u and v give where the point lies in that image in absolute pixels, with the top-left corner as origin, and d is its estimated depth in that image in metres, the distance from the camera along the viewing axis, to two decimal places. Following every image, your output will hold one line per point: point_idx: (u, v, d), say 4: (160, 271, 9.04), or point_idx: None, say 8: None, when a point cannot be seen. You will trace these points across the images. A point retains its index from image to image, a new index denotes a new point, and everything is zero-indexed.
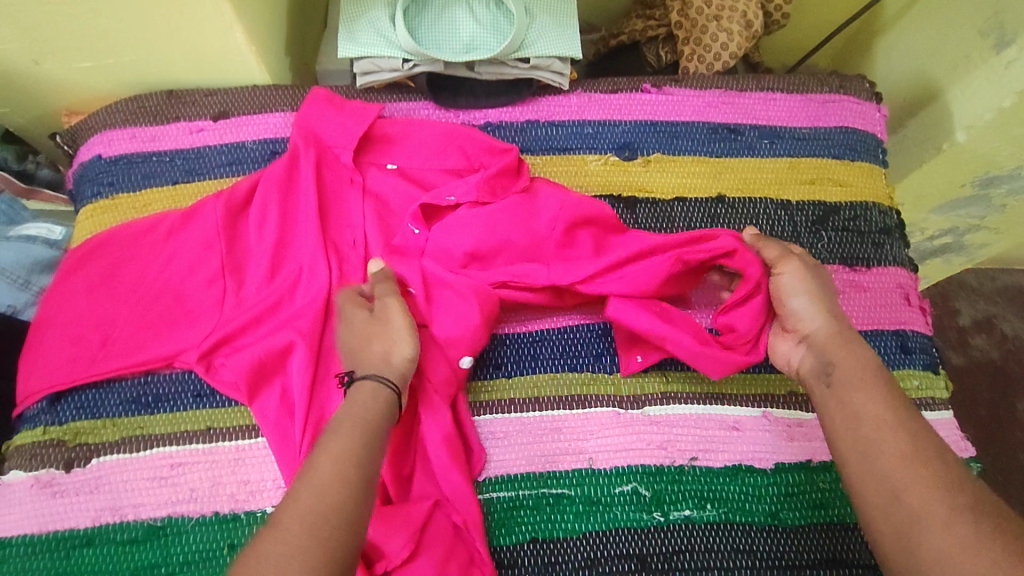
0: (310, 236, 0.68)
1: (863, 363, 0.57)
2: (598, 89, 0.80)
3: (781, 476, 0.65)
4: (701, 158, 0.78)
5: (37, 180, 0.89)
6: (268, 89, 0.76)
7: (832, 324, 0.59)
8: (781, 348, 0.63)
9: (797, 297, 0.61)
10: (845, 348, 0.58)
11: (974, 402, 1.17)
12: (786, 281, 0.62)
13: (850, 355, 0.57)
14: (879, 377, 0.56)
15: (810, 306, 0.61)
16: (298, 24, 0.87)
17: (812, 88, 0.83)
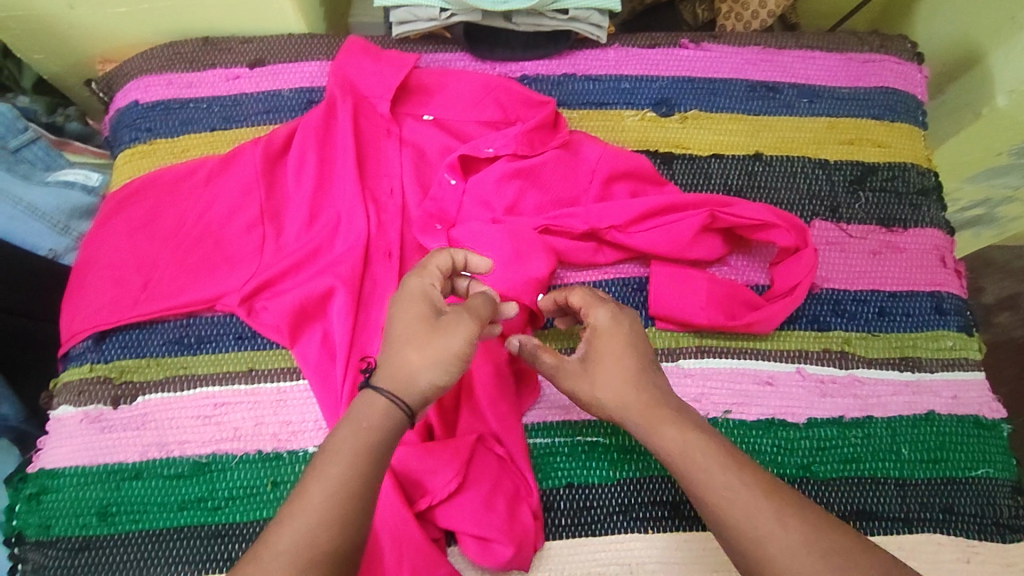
0: (348, 185, 0.69)
1: (673, 440, 0.52)
2: (636, 43, 0.79)
3: (813, 430, 0.66)
4: (738, 116, 0.77)
5: (67, 133, 0.88)
6: (303, 38, 0.76)
7: (629, 402, 0.54)
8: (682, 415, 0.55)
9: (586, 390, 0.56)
10: (652, 429, 0.52)
11: (996, 378, 1.17)
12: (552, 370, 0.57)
13: (660, 434, 0.52)
14: (693, 449, 0.51)
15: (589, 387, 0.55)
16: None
17: (852, 47, 0.81)
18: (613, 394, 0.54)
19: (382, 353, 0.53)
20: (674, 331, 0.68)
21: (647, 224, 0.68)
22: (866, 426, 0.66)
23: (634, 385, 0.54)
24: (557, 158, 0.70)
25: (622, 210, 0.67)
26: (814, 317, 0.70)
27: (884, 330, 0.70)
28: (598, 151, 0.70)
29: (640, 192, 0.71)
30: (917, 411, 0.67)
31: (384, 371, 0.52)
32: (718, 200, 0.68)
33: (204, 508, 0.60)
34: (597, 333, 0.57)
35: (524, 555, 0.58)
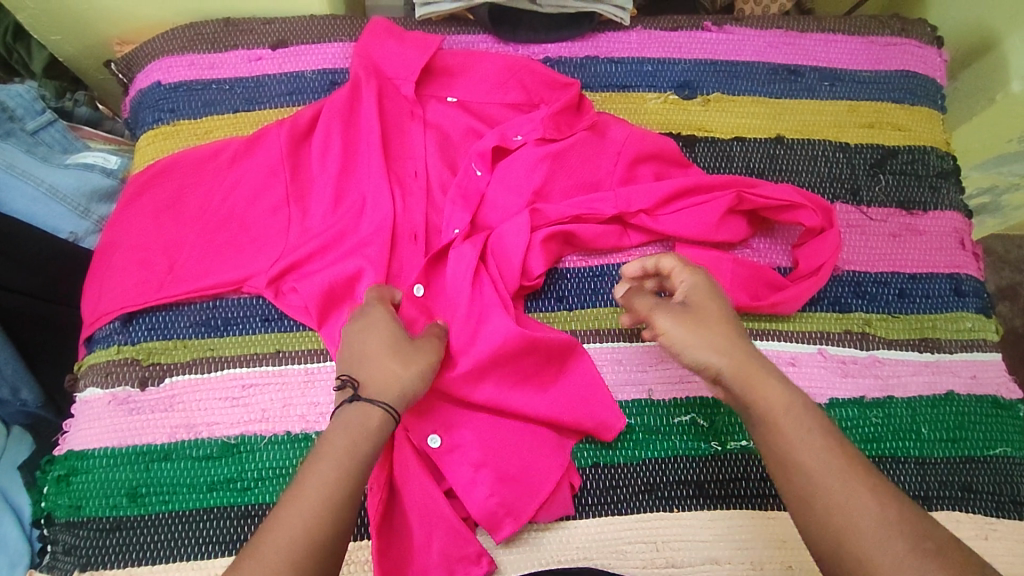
0: (374, 168, 0.70)
1: (776, 395, 0.52)
2: (658, 26, 0.79)
3: (835, 410, 0.66)
4: (760, 98, 0.77)
5: (76, 118, 0.85)
6: (326, 19, 0.76)
7: (731, 355, 0.53)
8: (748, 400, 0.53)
9: (686, 342, 0.54)
10: (755, 379, 0.52)
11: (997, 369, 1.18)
12: (667, 320, 0.55)
13: (764, 386, 0.52)
14: (796, 407, 0.51)
15: (691, 338, 0.54)
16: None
17: (873, 30, 0.81)
18: (720, 342, 0.54)
19: (361, 372, 0.54)
20: None
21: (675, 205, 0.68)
22: (886, 406, 0.67)
23: (738, 339, 0.54)
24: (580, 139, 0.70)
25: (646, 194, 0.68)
26: (835, 299, 0.70)
27: (903, 311, 0.70)
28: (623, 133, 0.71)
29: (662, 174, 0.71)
30: (937, 391, 0.67)
31: (371, 385, 0.53)
32: (740, 181, 0.69)
33: (234, 489, 0.60)
34: (692, 287, 0.58)
35: (562, 502, 0.60)
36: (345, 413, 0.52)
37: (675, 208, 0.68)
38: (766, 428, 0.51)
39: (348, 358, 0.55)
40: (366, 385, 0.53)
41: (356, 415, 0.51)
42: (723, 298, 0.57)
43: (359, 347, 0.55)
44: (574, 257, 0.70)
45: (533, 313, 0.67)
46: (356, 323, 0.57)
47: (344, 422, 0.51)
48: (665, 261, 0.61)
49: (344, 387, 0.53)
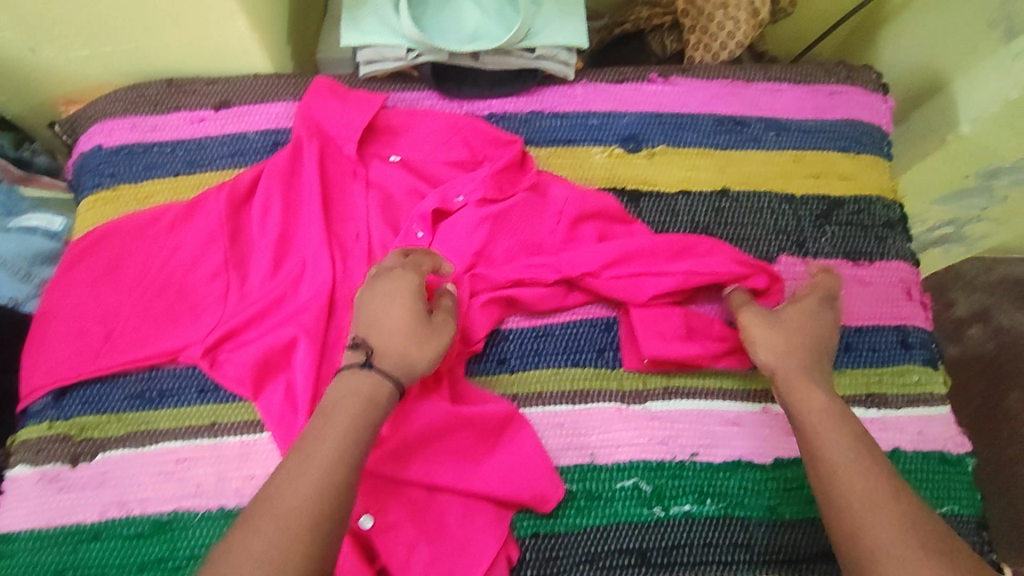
0: (314, 231, 0.69)
1: (816, 403, 0.59)
2: (604, 78, 0.79)
3: (780, 471, 0.66)
4: (706, 151, 0.77)
5: (36, 167, 0.85)
6: (269, 78, 0.76)
7: (789, 359, 0.62)
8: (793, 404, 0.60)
9: (760, 340, 0.63)
10: (798, 390, 0.60)
11: None
12: (752, 319, 0.65)
13: (807, 394, 0.59)
14: (833, 416, 0.57)
15: (770, 339, 0.63)
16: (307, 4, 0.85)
17: (819, 78, 0.81)
18: (792, 348, 0.62)
19: (378, 341, 0.56)
20: (641, 371, 0.68)
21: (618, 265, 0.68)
22: None
23: (805, 350, 0.62)
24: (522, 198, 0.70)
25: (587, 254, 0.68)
26: None
27: (850, 366, 0.70)
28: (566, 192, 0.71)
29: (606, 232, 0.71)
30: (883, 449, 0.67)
31: (385, 357, 0.55)
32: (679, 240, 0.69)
33: (164, 569, 0.59)
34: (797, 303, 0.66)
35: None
36: (355, 378, 0.54)
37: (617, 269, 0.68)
38: (805, 431, 0.58)
39: (368, 320, 0.57)
40: (380, 354, 0.55)
41: (363, 383, 0.54)
42: (820, 318, 0.65)
43: (381, 313, 0.57)
44: (517, 318, 0.69)
45: (475, 377, 0.66)
46: (384, 288, 0.59)
47: (349, 386, 0.54)
48: (808, 271, 0.69)
49: (357, 347, 0.56)
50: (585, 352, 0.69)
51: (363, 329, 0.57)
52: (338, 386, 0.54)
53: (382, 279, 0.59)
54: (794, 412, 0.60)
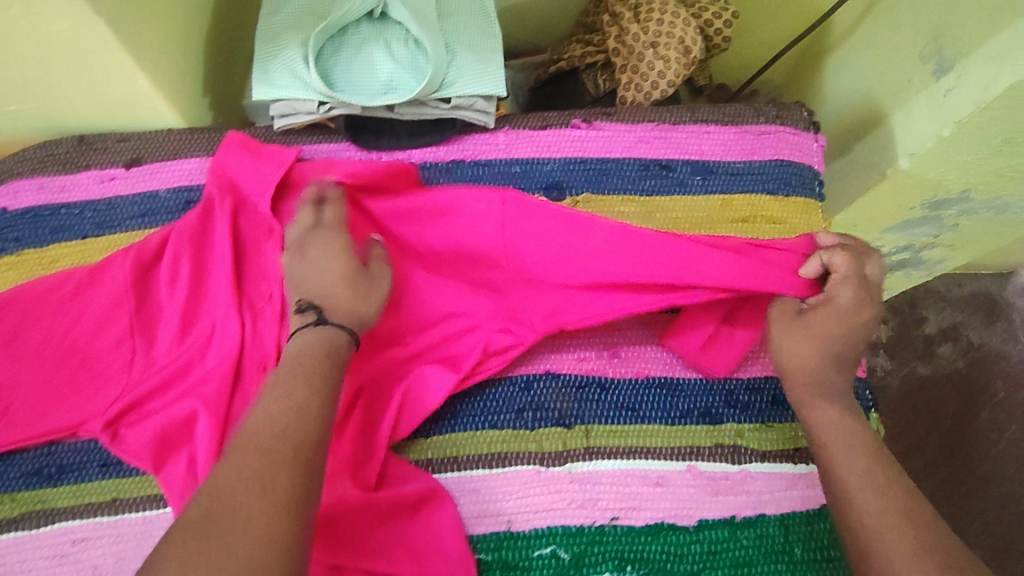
0: (224, 293, 0.67)
1: (826, 415, 0.59)
2: (526, 125, 0.77)
3: (704, 533, 0.64)
4: (632, 197, 0.76)
5: None
6: (184, 133, 0.75)
7: (811, 369, 0.61)
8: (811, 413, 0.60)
9: (785, 344, 0.63)
10: (809, 402, 0.61)
11: (938, 410, 1.29)
12: (779, 329, 0.63)
13: (814, 408, 0.60)
14: (845, 435, 0.58)
15: (792, 348, 0.62)
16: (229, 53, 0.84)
17: (747, 118, 0.79)
18: (818, 360, 0.61)
19: (323, 298, 0.59)
20: (561, 431, 0.66)
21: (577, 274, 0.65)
22: (758, 526, 0.64)
23: (830, 356, 0.61)
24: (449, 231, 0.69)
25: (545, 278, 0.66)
26: (705, 410, 0.68)
27: (776, 420, 0.68)
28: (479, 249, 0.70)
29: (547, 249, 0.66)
30: (811, 506, 0.65)
31: (335, 309, 0.59)
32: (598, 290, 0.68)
33: None
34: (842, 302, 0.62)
35: None
36: (309, 336, 0.57)
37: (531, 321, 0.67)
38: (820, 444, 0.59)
39: (309, 283, 0.60)
40: (328, 309, 0.59)
41: (322, 337, 0.57)
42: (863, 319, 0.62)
43: (317, 276, 0.60)
44: None
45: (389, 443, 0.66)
46: (313, 249, 0.61)
47: (312, 341, 0.57)
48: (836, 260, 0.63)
49: (305, 310, 0.59)
50: (503, 412, 0.67)
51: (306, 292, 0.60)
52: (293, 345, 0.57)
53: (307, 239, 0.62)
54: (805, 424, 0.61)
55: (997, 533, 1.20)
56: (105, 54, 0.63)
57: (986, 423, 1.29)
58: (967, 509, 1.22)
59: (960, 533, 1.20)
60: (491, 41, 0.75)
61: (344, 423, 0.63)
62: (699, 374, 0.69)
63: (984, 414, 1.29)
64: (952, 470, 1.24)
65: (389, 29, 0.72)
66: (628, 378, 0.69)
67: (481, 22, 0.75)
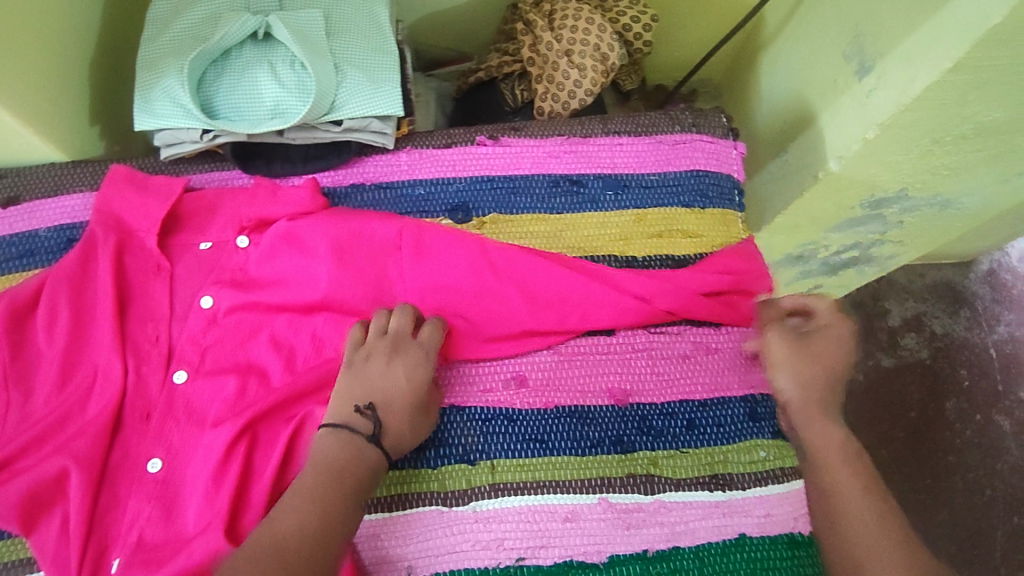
0: (105, 337, 0.64)
1: (833, 432, 0.61)
2: (430, 143, 0.74)
3: (615, 569, 0.61)
4: (541, 216, 0.73)
5: None
6: (65, 167, 0.72)
7: (810, 390, 0.62)
8: (817, 434, 0.61)
9: (783, 369, 0.63)
10: (811, 423, 0.61)
11: (903, 404, 1.25)
12: (774, 348, 0.65)
13: (817, 428, 0.61)
14: (849, 450, 0.60)
15: (787, 372, 0.63)
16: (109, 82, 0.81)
17: (662, 128, 0.76)
18: (818, 380, 0.63)
19: (384, 411, 0.59)
20: (465, 468, 0.63)
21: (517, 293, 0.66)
22: (671, 559, 0.61)
23: (825, 376, 0.63)
24: (351, 271, 0.66)
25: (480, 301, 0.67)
26: (618, 438, 0.65)
27: (692, 446, 0.66)
28: (372, 287, 0.66)
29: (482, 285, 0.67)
30: (727, 536, 0.62)
31: (392, 429, 0.58)
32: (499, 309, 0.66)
33: None
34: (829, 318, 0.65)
35: None
36: (365, 454, 0.56)
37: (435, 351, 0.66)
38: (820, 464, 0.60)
39: (384, 393, 0.59)
40: (388, 430, 0.58)
41: (369, 458, 0.56)
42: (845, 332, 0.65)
43: (396, 390, 0.60)
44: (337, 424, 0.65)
45: None
46: (402, 367, 0.60)
47: (358, 456, 0.56)
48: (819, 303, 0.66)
49: (364, 414, 0.58)
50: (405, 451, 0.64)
51: (376, 399, 0.59)
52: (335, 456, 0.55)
53: (401, 355, 0.61)
54: (809, 442, 0.61)
55: (961, 529, 1.17)
56: None
57: (952, 413, 1.25)
58: (935, 511, 1.18)
59: (925, 529, 1.17)
60: (385, 58, 0.72)
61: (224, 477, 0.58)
62: (611, 401, 0.66)
63: (951, 406, 1.25)
64: (919, 469, 1.20)
65: (274, 51, 0.70)
66: (537, 408, 0.66)
67: (375, 40, 0.73)
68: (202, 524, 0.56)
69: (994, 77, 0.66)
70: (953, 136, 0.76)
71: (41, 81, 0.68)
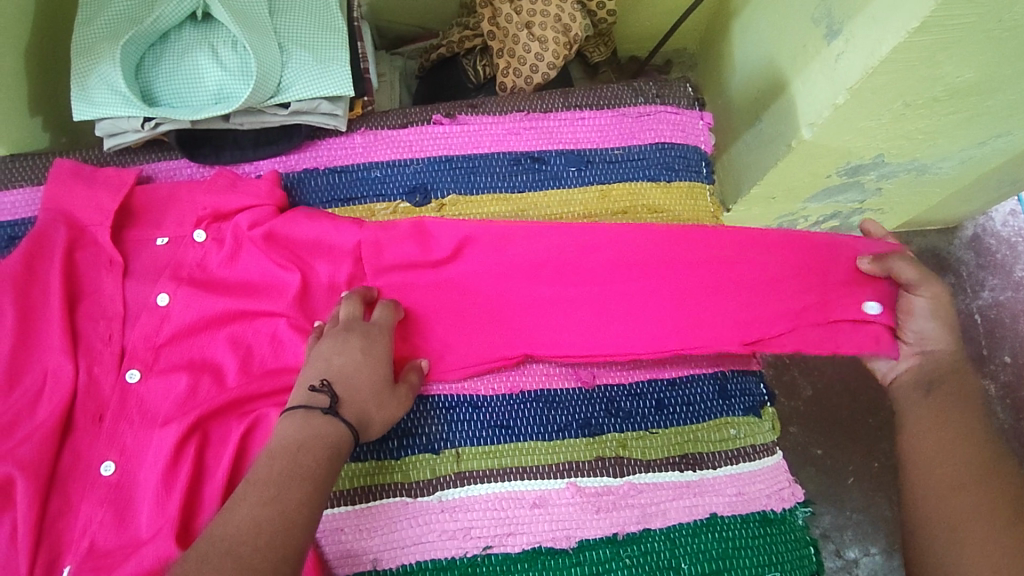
0: (50, 339, 0.61)
1: (968, 384, 0.58)
2: (386, 124, 0.74)
3: (585, 554, 0.60)
4: (502, 196, 0.72)
5: None
6: (8, 162, 0.72)
7: (950, 342, 0.60)
8: (965, 383, 0.58)
9: (920, 319, 0.61)
10: (962, 378, 0.59)
11: None
12: (920, 304, 0.61)
13: (963, 379, 0.59)
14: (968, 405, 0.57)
15: (932, 329, 0.60)
16: (47, 73, 0.78)
17: (625, 101, 0.76)
18: (953, 338, 0.60)
19: (342, 386, 0.56)
20: (430, 458, 0.62)
21: (496, 269, 0.65)
22: (643, 541, 0.60)
23: (961, 331, 0.61)
24: (309, 255, 0.65)
25: (477, 277, 0.64)
26: (586, 421, 0.64)
27: (662, 426, 0.64)
28: (336, 278, 0.64)
29: (487, 257, 0.65)
30: (698, 516, 0.61)
31: (349, 404, 0.55)
32: (464, 290, 0.64)
33: None
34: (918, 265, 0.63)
35: None
36: (322, 427, 0.53)
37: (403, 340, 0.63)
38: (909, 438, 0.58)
39: (340, 368, 0.56)
40: (345, 402, 0.55)
41: (322, 429, 0.53)
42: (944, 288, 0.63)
43: (352, 365, 0.57)
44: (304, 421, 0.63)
45: None
46: (359, 343, 0.58)
47: (310, 430, 0.53)
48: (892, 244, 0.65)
49: (320, 390, 0.55)
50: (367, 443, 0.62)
51: (330, 374, 0.56)
52: (296, 432, 0.53)
53: (355, 332, 0.58)
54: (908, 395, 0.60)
55: None
56: None
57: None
58: None
59: None
60: (332, 36, 0.71)
61: (177, 479, 0.56)
62: (578, 384, 0.65)
63: None
64: None
65: (215, 32, 0.69)
66: (502, 394, 0.64)
67: (321, 16, 0.72)
68: (157, 527, 0.55)
69: (964, 35, 0.63)
70: (925, 99, 0.74)
71: None
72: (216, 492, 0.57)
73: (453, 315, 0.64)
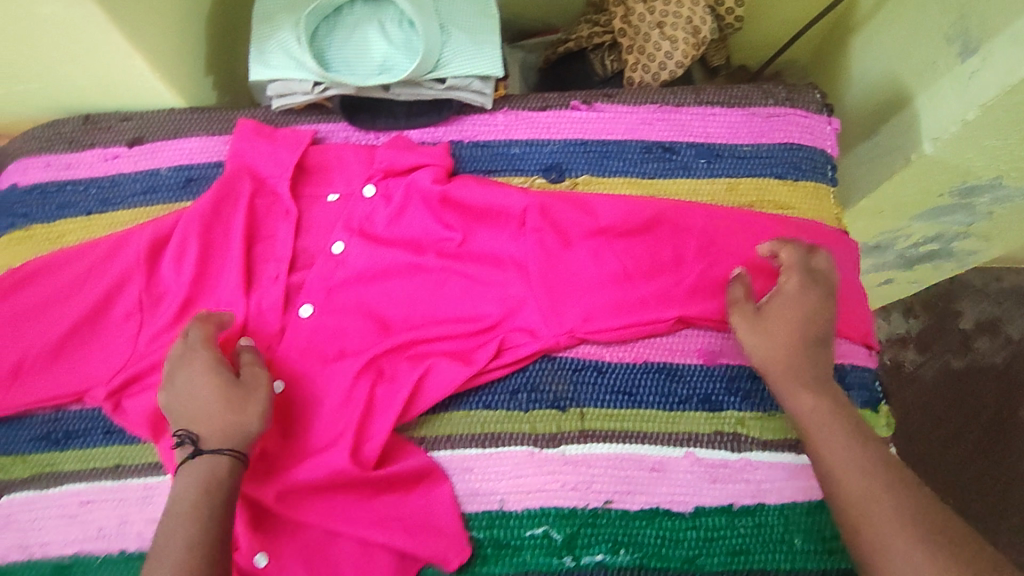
0: (229, 272, 0.69)
1: (806, 403, 0.59)
2: (526, 106, 0.79)
3: (700, 519, 0.63)
4: (633, 180, 0.76)
5: None
6: (185, 114, 0.79)
7: (779, 359, 0.61)
8: (796, 398, 0.59)
9: (749, 338, 0.62)
10: (792, 392, 0.60)
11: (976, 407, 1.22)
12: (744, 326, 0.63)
13: (796, 395, 0.59)
14: (824, 413, 0.58)
15: (756, 346, 0.62)
16: (222, 38, 0.86)
17: (755, 101, 0.79)
18: (791, 362, 0.60)
19: (194, 424, 0.59)
20: (556, 414, 0.66)
21: (631, 252, 0.68)
22: (756, 514, 0.63)
23: (796, 351, 0.61)
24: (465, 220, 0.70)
25: (620, 254, 0.68)
26: (705, 396, 0.67)
27: (780, 409, 0.67)
28: (490, 242, 0.70)
29: (628, 238, 0.69)
30: (813, 497, 0.63)
31: (207, 433, 0.58)
32: (613, 270, 0.67)
33: None
34: (789, 292, 0.63)
35: None
36: (194, 470, 0.56)
37: (558, 310, 0.66)
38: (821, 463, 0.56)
39: (189, 411, 0.59)
40: (203, 435, 0.58)
41: (202, 468, 0.56)
42: (811, 311, 0.62)
43: (186, 397, 0.60)
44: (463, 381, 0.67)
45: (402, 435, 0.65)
46: (181, 376, 0.60)
47: (192, 477, 0.56)
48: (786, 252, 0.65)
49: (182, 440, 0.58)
50: (500, 394, 0.67)
51: (185, 420, 0.59)
52: (179, 485, 0.56)
53: (176, 367, 0.61)
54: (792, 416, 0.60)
55: None
56: (100, 33, 0.67)
57: None
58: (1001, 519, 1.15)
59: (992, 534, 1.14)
60: (486, 19, 0.77)
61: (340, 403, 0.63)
62: (700, 361, 0.68)
63: None
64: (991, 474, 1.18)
65: (383, 11, 0.76)
66: (627, 363, 0.68)
67: (478, 3, 0.78)
68: (326, 441, 0.62)
69: None
70: None
71: (166, 25, 0.74)
72: (383, 423, 0.62)
73: (596, 291, 0.67)
